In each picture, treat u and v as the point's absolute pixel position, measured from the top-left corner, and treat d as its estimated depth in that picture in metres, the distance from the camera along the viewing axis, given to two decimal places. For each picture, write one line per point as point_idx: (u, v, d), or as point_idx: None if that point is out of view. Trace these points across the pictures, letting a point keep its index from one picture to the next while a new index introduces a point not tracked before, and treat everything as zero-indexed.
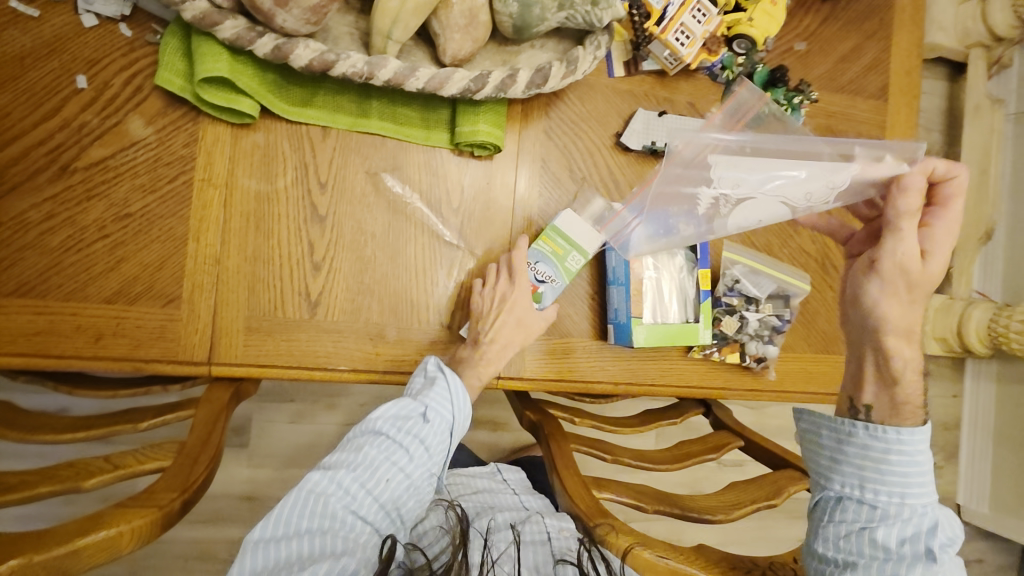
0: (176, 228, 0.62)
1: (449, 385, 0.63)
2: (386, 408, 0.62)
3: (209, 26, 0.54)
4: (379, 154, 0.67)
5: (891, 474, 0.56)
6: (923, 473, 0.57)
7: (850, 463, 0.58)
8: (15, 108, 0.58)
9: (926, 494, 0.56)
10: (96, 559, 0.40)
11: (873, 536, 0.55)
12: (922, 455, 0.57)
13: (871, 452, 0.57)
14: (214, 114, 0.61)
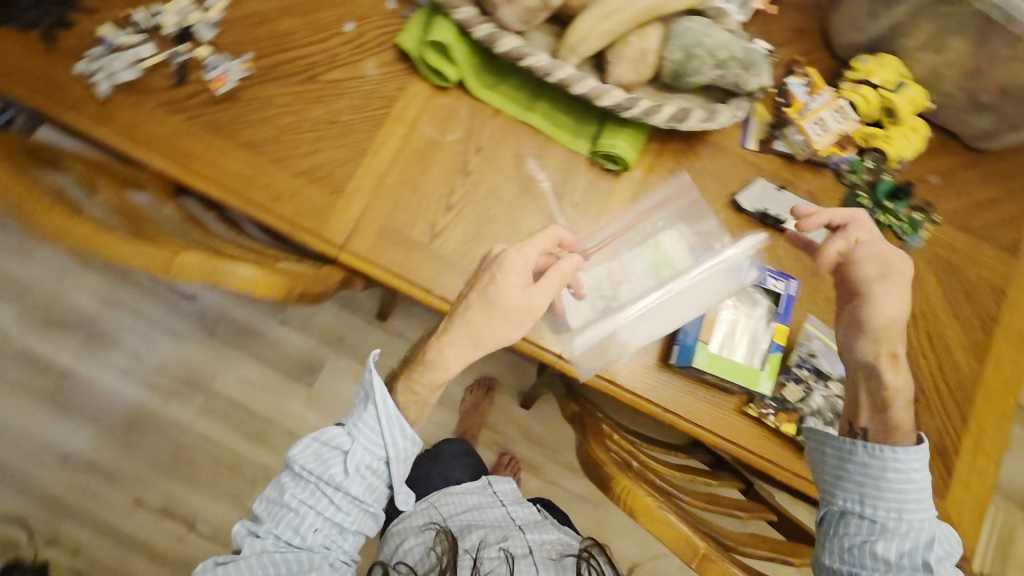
0: (363, 142, 0.79)
1: (384, 409, 0.65)
2: (307, 448, 0.65)
3: (450, 8, 0.73)
4: (530, 142, 0.81)
5: (888, 491, 0.64)
6: (920, 491, 0.64)
7: (849, 481, 0.66)
8: (301, 30, 0.80)
9: (924, 509, 0.64)
10: (234, 284, 0.55)
11: (874, 547, 0.63)
12: (918, 473, 0.64)
13: (870, 470, 0.65)
14: (424, 73, 0.79)
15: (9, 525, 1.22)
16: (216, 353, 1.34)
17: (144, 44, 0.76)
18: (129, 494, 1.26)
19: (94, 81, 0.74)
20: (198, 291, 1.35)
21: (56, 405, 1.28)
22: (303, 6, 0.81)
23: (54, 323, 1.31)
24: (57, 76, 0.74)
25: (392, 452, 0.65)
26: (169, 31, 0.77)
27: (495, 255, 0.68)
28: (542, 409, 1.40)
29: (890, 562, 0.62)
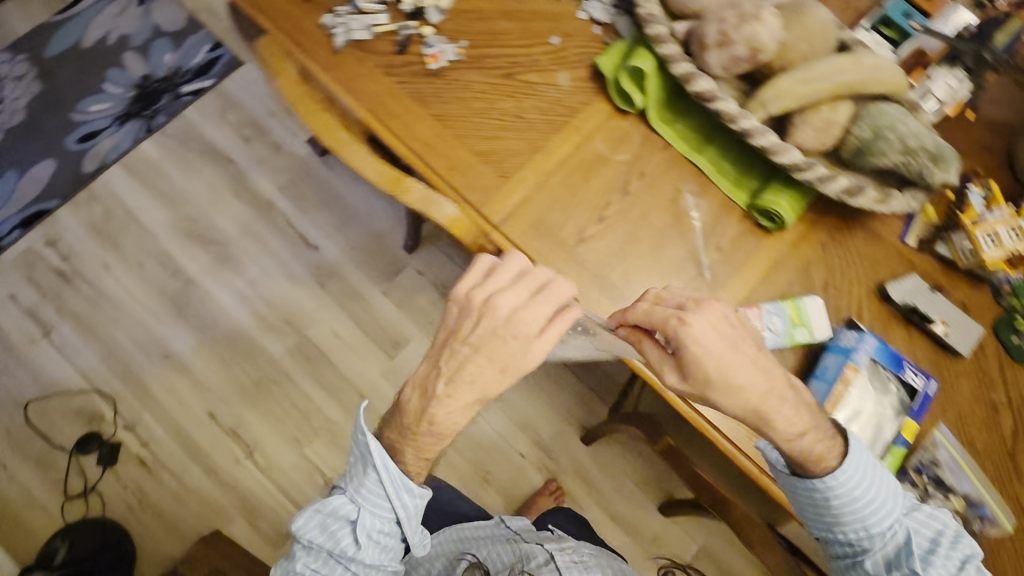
0: (539, 141, 0.84)
1: (386, 473, 0.64)
2: (312, 517, 0.66)
3: (657, 41, 0.78)
4: (691, 180, 0.84)
5: (845, 516, 0.67)
6: (871, 504, 0.65)
7: (813, 514, 0.69)
8: (513, 32, 0.88)
9: (887, 516, 0.66)
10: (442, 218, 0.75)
11: (864, 568, 0.68)
12: (860, 489, 0.65)
13: (817, 500, 0.67)
14: (612, 94, 0.85)
15: (100, 400, 1.33)
16: (318, 302, 1.43)
17: (382, 14, 0.86)
18: (207, 406, 1.35)
19: (334, 34, 0.85)
20: (321, 244, 1.46)
21: (173, 307, 1.40)
22: (520, 13, 0.89)
23: (195, 236, 1.45)
24: (306, 22, 0.85)
25: (400, 513, 0.66)
26: (405, 8, 0.86)
27: (496, 309, 0.61)
28: (601, 451, 1.38)
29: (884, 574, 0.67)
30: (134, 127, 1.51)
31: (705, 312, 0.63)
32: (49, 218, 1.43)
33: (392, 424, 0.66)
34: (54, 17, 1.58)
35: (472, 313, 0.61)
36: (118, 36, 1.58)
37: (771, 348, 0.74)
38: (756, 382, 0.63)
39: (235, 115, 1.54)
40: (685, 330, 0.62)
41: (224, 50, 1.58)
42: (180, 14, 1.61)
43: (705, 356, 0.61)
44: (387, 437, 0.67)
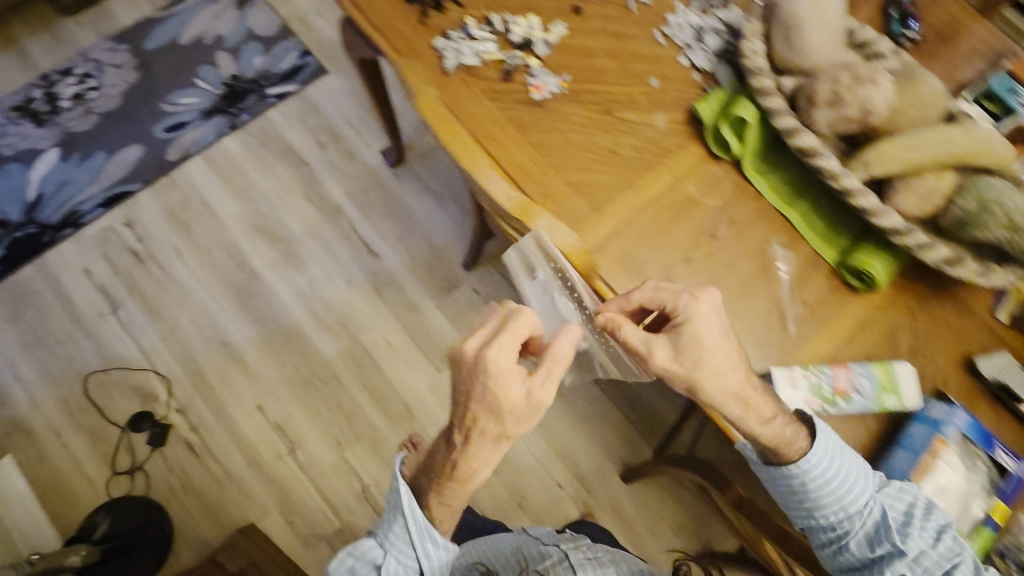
0: (632, 177, 0.85)
1: (413, 521, 0.67)
2: (343, 561, 0.69)
3: (763, 94, 0.80)
4: (781, 233, 0.84)
5: (823, 499, 0.70)
6: (846, 484, 0.68)
7: (794, 501, 0.73)
8: (614, 71, 0.90)
9: (862, 495, 0.68)
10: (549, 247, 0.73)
11: (849, 550, 0.71)
12: (832, 470, 0.68)
13: (795, 485, 0.71)
14: (708, 139, 0.86)
15: (156, 381, 1.36)
16: (374, 309, 1.45)
17: (491, 42, 0.90)
18: (256, 398, 1.37)
19: (444, 57, 0.88)
20: (383, 252, 1.49)
21: (235, 297, 1.44)
22: (623, 53, 0.91)
23: (263, 232, 1.49)
24: (419, 43, 0.89)
25: (426, 563, 0.69)
26: (514, 39, 0.90)
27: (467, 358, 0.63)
28: (639, 491, 1.36)
29: (870, 552, 0.70)
30: (219, 122, 1.57)
31: (710, 298, 0.67)
32: (129, 200, 1.49)
33: (425, 469, 0.70)
34: (157, 12, 1.67)
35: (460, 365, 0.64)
36: (214, 35, 1.66)
37: (858, 411, 0.73)
38: (735, 369, 0.67)
39: (315, 120, 1.59)
40: (694, 307, 0.66)
41: (311, 58, 1.65)
42: (274, 20, 1.68)
43: (702, 338, 0.66)
44: (418, 483, 0.70)
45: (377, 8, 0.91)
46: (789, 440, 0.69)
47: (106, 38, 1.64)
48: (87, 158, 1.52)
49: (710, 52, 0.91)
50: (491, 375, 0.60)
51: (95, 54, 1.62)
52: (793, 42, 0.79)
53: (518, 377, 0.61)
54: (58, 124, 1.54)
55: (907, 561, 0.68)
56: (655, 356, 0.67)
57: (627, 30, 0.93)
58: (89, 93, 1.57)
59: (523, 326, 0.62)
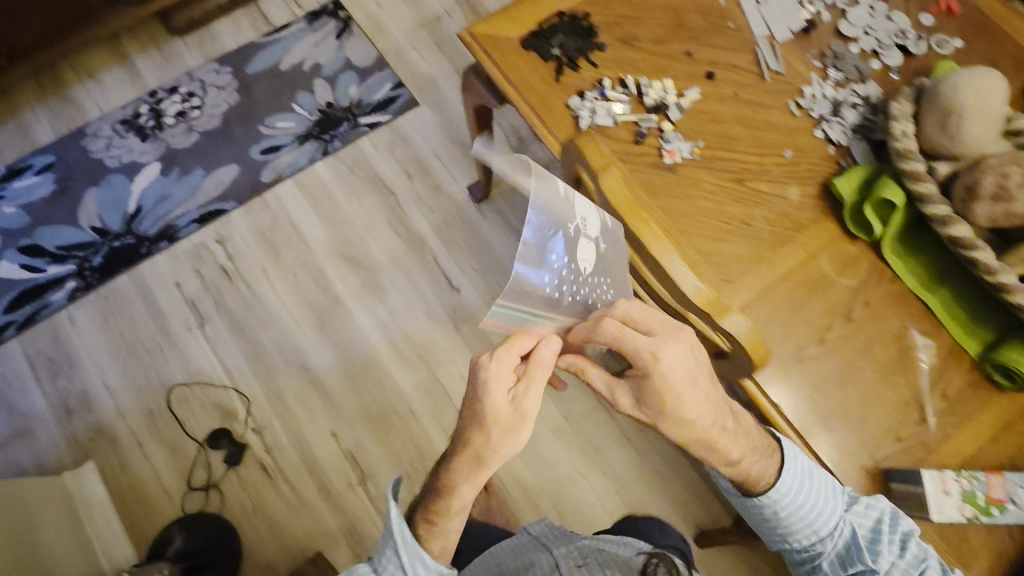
0: (764, 250, 0.84)
1: (403, 547, 0.69)
2: None
3: (915, 178, 0.78)
4: (919, 319, 0.81)
5: (794, 524, 0.72)
6: (814, 508, 0.71)
7: (768, 528, 0.75)
8: (748, 140, 0.90)
9: (832, 517, 0.71)
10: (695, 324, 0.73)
11: (822, 570, 0.73)
12: (804, 495, 0.71)
13: (766, 512, 0.73)
14: (845, 218, 0.85)
15: (236, 399, 1.38)
16: (451, 344, 1.45)
17: (625, 103, 0.90)
18: (331, 424, 1.38)
19: (578, 117, 0.89)
20: (463, 287, 1.50)
21: (317, 321, 1.46)
22: (756, 122, 0.91)
23: (348, 258, 1.52)
24: (554, 101, 0.90)
25: None
26: (647, 102, 0.90)
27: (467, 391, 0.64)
28: (710, 557, 1.32)
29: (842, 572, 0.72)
30: (312, 148, 1.62)
31: (676, 340, 0.63)
32: (222, 218, 1.54)
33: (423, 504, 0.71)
34: (261, 37, 1.73)
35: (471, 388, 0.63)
36: (312, 63, 1.71)
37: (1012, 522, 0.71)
38: (705, 416, 0.65)
39: (403, 152, 1.63)
40: (657, 364, 0.62)
41: (403, 90, 1.69)
42: (370, 51, 1.73)
43: (671, 388, 0.63)
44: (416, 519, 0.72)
45: (514, 64, 0.92)
46: (764, 472, 0.71)
47: (211, 59, 1.70)
48: (185, 175, 1.57)
49: (847, 127, 0.89)
50: (485, 383, 0.61)
51: (200, 74, 1.68)
52: (951, 129, 0.77)
53: (504, 389, 0.62)
54: (161, 139, 1.60)
55: None
56: (620, 402, 0.67)
57: (761, 99, 0.92)
58: (192, 112, 1.63)
59: (524, 341, 0.63)
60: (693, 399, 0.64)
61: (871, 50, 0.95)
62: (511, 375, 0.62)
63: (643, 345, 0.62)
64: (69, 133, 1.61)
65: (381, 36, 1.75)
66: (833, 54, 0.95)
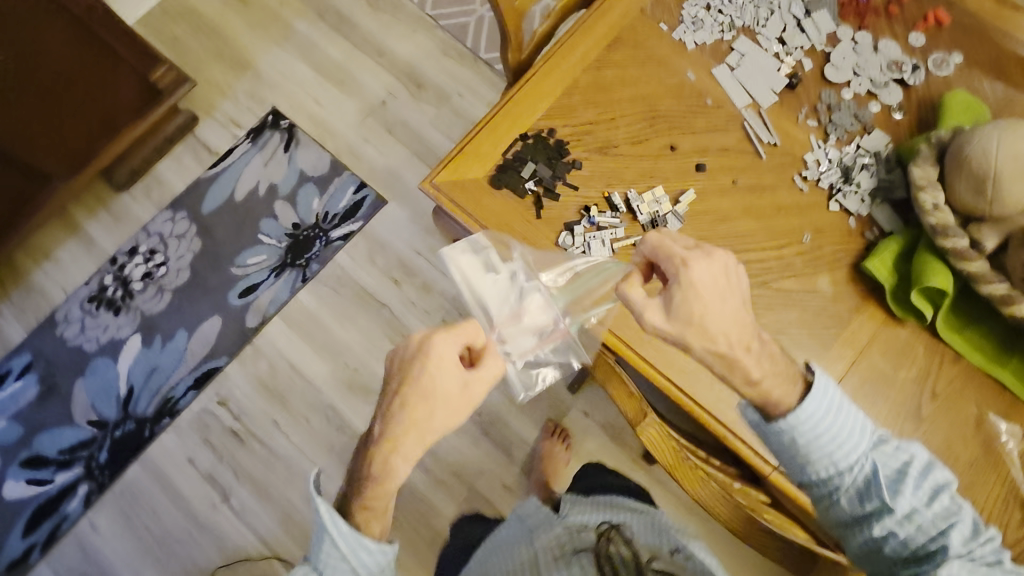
0: (808, 359, 0.77)
1: (338, 535, 0.59)
2: None
3: (959, 257, 0.70)
4: (994, 399, 0.74)
5: (811, 452, 0.61)
6: (836, 436, 0.61)
7: (780, 455, 0.64)
8: (761, 233, 0.81)
9: (855, 449, 0.61)
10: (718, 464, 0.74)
11: (841, 506, 0.62)
12: (832, 417, 0.61)
13: (783, 436, 0.63)
14: (888, 301, 0.77)
15: (282, 567, 1.34)
16: (482, 453, 1.37)
17: (619, 226, 0.82)
18: None
19: (573, 256, 0.81)
20: None
21: (343, 462, 1.40)
22: (763, 209, 0.82)
23: (357, 387, 1.46)
24: (539, 242, 0.82)
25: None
26: (642, 219, 0.82)
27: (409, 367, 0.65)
28: None
29: (859, 509, 0.61)
30: (290, 277, 1.54)
31: (711, 260, 0.65)
32: (218, 375, 1.47)
33: (355, 488, 0.64)
34: (207, 171, 1.65)
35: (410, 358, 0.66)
36: (267, 185, 1.63)
37: None
38: (727, 326, 0.63)
39: (384, 257, 1.55)
40: (688, 274, 0.64)
41: (367, 190, 1.60)
42: (322, 157, 1.64)
43: (697, 297, 0.63)
44: (354, 504, 0.63)
45: (486, 207, 0.83)
46: (784, 397, 0.63)
47: (163, 207, 1.62)
48: (168, 340, 1.50)
49: (864, 193, 0.81)
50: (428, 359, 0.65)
51: (155, 227, 1.60)
52: (989, 198, 0.68)
53: (453, 372, 0.66)
54: (134, 308, 1.53)
55: (897, 521, 0.59)
56: (650, 317, 0.65)
57: (761, 180, 0.83)
58: (159, 271, 1.56)
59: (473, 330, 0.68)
60: (729, 304, 0.64)
61: (866, 90, 0.86)
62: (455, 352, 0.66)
63: (677, 251, 0.66)
64: (39, 325, 1.52)
65: (329, 138, 1.66)
66: (826, 106, 0.85)
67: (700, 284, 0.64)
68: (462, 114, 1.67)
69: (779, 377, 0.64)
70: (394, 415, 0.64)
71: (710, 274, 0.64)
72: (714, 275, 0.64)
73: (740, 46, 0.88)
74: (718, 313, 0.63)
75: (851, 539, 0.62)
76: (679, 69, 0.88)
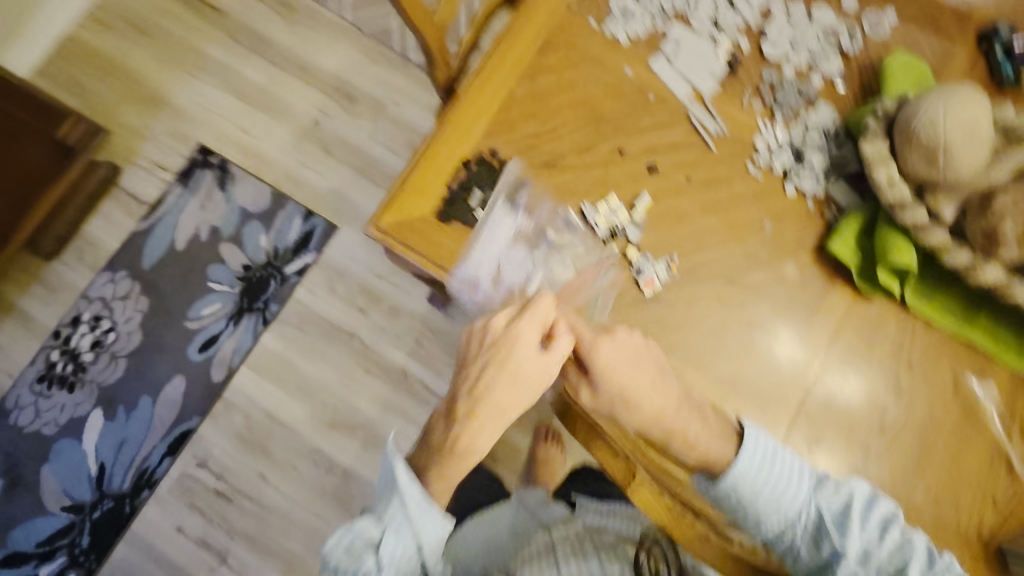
0: (786, 349, 0.77)
1: (410, 497, 0.68)
2: (337, 541, 0.69)
3: (919, 231, 0.69)
4: (968, 360, 0.75)
5: (760, 507, 0.67)
6: (776, 490, 0.66)
7: (732, 519, 0.70)
8: (721, 228, 0.80)
9: (796, 498, 0.66)
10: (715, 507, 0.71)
11: (802, 556, 0.68)
12: (768, 468, 0.66)
13: (731, 497, 0.67)
14: (855, 279, 0.76)
15: None
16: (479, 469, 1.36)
17: (579, 244, 0.79)
18: None
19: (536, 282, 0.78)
20: None
21: (338, 503, 1.37)
22: (721, 203, 0.80)
23: (339, 424, 1.42)
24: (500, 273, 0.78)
25: (421, 540, 0.69)
26: (600, 232, 0.79)
27: (498, 347, 0.70)
28: None
29: (818, 555, 0.67)
30: (250, 322, 1.47)
31: (633, 350, 0.69)
32: (193, 437, 1.41)
33: (422, 451, 0.73)
34: (141, 223, 1.55)
35: (479, 341, 0.72)
36: (207, 228, 1.54)
37: None
38: (650, 401, 0.67)
39: (345, 285, 1.49)
40: (602, 366, 0.68)
41: (315, 218, 1.53)
42: (262, 191, 1.56)
43: (617, 385, 0.68)
44: (417, 465, 0.73)
45: (438, 246, 0.79)
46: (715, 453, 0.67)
47: (101, 269, 1.52)
48: (133, 409, 1.43)
49: (818, 172, 0.79)
50: (500, 341, 0.71)
51: (95, 291, 1.50)
52: (941, 165, 0.66)
53: (529, 352, 0.70)
54: (89, 382, 1.44)
55: (853, 562, 0.64)
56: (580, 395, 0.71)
57: (715, 173, 0.81)
58: (109, 338, 1.47)
59: (544, 309, 0.71)
60: (646, 389, 0.67)
61: (806, 63, 0.84)
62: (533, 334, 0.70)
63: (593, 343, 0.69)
64: None
65: (265, 168, 1.57)
66: (769, 84, 0.83)
67: (616, 374, 0.68)
68: (401, 122, 1.59)
69: (715, 434, 0.67)
70: (479, 389, 0.70)
71: (626, 369, 0.68)
72: (630, 372, 0.68)
73: (675, 32, 0.85)
74: (631, 398, 0.67)
75: None
76: (616, 67, 0.85)
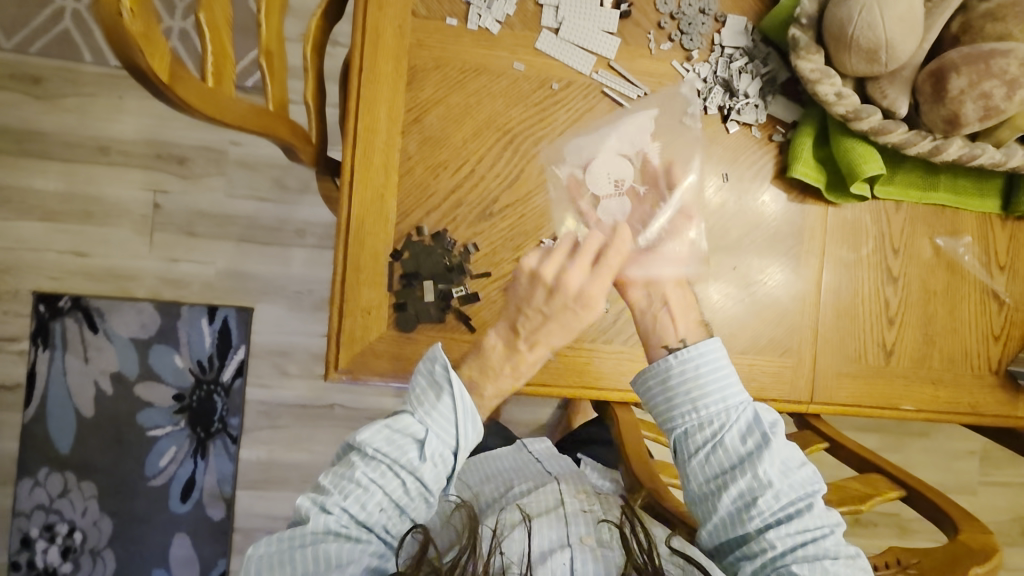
0: (784, 291, 0.76)
1: (454, 394, 0.59)
2: (375, 430, 0.59)
3: (880, 134, 0.65)
4: (940, 221, 0.77)
5: (707, 385, 0.60)
6: (731, 375, 0.61)
7: (670, 399, 0.61)
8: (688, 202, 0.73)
9: (741, 388, 0.61)
10: None
11: (725, 447, 0.59)
12: (728, 357, 0.62)
13: (688, 373, 0.60)
14: (823, 192, 0.74)
15: None
16: None
17: None
18: None
19: None
20: None
21: None
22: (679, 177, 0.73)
23: None
24: None
25: (464, 443, 0.60)
26: None
27: (565, 285, 0.60)
28: None
29: (739, 450, 0.59)
30: (217, 446, 1.33)
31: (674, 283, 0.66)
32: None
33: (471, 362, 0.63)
34: (27, 412, 1.30)
35: (543, 286, 0.61)
36: (106, 379, 1.31)
37: None
38: (688, 312, 0.65)
39: (295, 363, 1.34)
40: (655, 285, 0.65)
41: (220, 311, 1.32)
42: (141, 310, 1.31)
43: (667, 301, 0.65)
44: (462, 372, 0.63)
45: (416, 359, 0.69)
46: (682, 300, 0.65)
47: (17, 480, 1.30)
48: None
49: (755, 99, 0.72)
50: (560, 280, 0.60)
51: (26, 503, 1.29)
52: (881, 61, 0.62)
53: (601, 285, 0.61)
54: None
55: (773, 469, 0.58)
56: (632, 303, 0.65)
57: None
58: (77, 538, 1.31)
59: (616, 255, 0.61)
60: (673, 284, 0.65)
61: None
62: (600, 271, 0.61)
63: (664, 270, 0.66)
64: None
65: (130, 283, 1.31)
66: (669, 17, 0.72)
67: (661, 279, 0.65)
68: (251, 161, 1.32)
69: (688, 310, 0.65)
70: (538, 332, 0.61)
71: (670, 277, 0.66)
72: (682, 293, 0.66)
73: None
74: (682, 300, 0.65)
75: (725, 495, 0.58)
76: (504, 67, 0.70)
